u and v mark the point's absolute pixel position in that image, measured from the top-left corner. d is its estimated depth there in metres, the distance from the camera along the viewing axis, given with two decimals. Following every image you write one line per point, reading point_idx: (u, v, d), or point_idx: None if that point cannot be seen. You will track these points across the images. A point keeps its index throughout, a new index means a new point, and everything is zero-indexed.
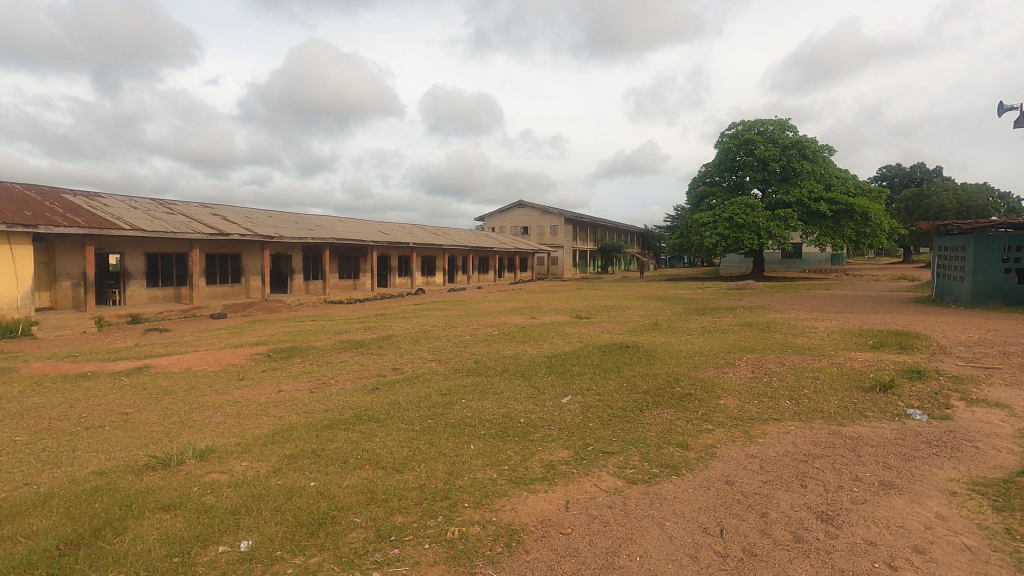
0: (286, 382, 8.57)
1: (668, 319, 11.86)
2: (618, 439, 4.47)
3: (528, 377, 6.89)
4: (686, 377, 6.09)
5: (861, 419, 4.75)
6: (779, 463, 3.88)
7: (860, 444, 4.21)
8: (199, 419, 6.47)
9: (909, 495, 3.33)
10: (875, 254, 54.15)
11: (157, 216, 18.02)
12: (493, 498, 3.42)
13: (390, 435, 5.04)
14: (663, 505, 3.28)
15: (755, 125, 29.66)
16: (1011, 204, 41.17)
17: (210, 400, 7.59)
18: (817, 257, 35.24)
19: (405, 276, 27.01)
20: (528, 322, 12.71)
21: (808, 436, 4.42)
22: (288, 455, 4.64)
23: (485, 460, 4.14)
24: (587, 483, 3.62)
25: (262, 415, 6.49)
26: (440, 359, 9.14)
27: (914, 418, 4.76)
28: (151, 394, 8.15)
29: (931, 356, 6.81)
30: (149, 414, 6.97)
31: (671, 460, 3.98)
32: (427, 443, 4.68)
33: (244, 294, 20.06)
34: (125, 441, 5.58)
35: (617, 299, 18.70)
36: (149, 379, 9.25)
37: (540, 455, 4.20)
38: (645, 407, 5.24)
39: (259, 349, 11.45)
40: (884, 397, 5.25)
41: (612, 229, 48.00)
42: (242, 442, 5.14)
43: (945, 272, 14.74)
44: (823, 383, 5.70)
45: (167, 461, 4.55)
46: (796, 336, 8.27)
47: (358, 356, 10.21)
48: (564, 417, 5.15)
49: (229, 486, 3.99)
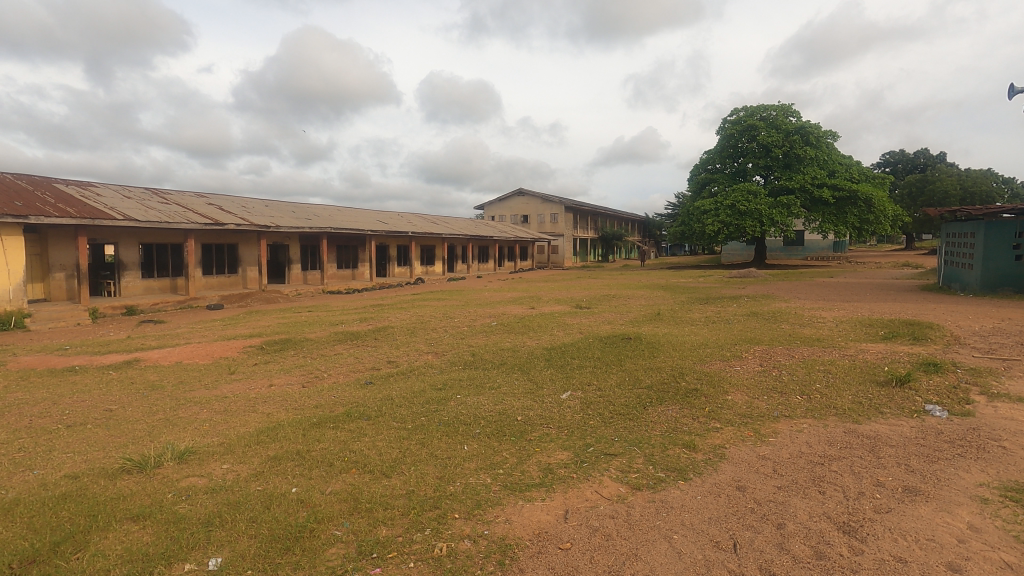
0: (277, 376, 8.32)
1: (670, 308, 11.62)
2: (621, 439, 4.22)
3: (527, 371, 6.64)
4: (691, 371, 5.82)
5: (878, 417, 4.49)
6: (794, 466, 3.63)
7: (878, 443, 3.96)
8: (184, 417, 6.22)
9: (936, 502, 3.07)
10: (879, 241, 53.82)
11: (150, 205, 17.70)
12: (487, 507, 3.16)
13: (381, 435, 4.79)
14: (670, 515, 3.03)
15: (758, 112, 29.13)
16: (1016, 190, 40.77)
17: (198, 395, 7.36)
18: (818, 245, 34.97)
19: (404, 265, 26.79)
20: (527, 312, 12.48)
21: (823, 435, 4.16)
22: (271, 458, 4.39)
23: (478, 463, 3.89)
24: (587, 490, 3.36)
25: (251, 411, 6.25)
26: (436, 352, 8.89)
27: (934, 415, 4.50)
28: (139, 389, 7.91)
29: (947, 348, 6.53)
30: (134, 410, 6.73)
31: (678, 463, 3.72)
32: (418, 444, 4.42)
33: (241, 284, 19.79)
34: (104, 441, 5.34)
35: (618, 288, 18.41)
36: (138, 372, 9.03)
37: (538, 457, 3.95)
38: (649, 404, 4.97)
39: (251, 342, 11.20)
40: (901, 392, 4.99)
41: (612, 217, 47.59)
42: (225, 443, 4.89)
43: (953, 259, 14.42)
44: (835, 377, 5.43)
45: (143, 464, 4.30)
46: (804, 327, 8.01)
47: (353, 349, 9.95)
48: (564, 415, 4.90)
49: (207, 493, 3.75)
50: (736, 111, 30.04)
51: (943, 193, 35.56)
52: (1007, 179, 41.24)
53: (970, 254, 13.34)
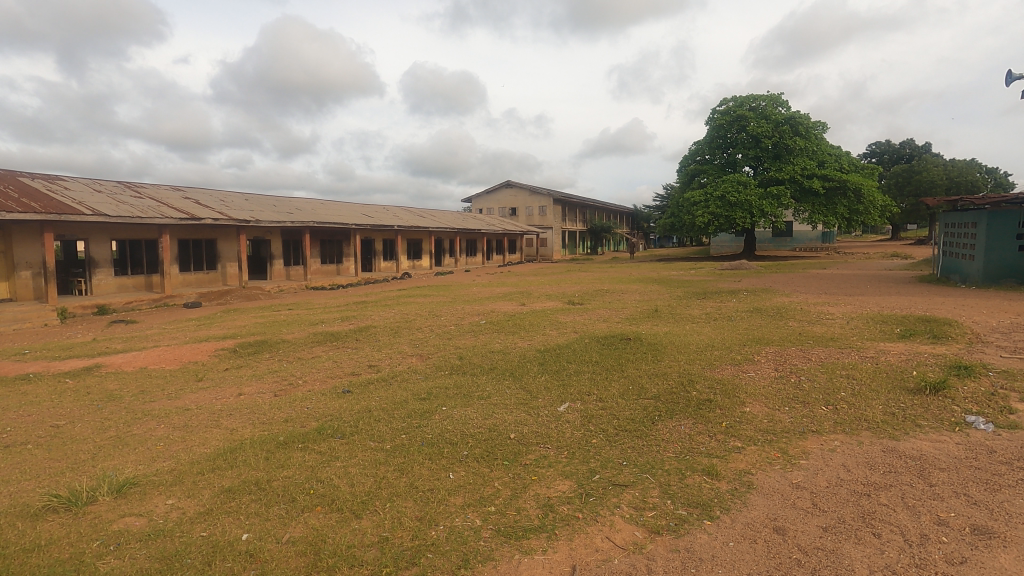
0: (248, 383, 7.66)
1: (667, 304, 11.11)
2: (630, 464, 3.67)
3: (519, 378, 6.06)
4: (701, 377, 5.27)
5: (916, 431, 3.99)
6: (836, 499, 3.09)
7: (925, 466, 3.44)
8: (138, 435, 5.55)
9: (1018, 548, 2.55)
10: (866, 231, 54.01)
11: (121, 199, 16.83)
12: (476, 565, 2.60)
13: (354, 459, 4.19)
14: (699, 572, 2.48)
15: (747, 102, 28.65)
16: (999, 179, 41.00)
17: (157, 408, 6.66)
18: (808, 236, 34.82)
19: (390, 260, 26.07)
20: (518, 309, 11.90)
21: (859, 455, 3.65)
22: (225, 490, 3.78)
23: (467, 498, 3.31)
24: (595, 537, 2.81)
25: (213, 427, 5.63)
26: (421, 354, 8.28)
27: (979, 429, 3.99)
28: (93, 400, 7.19)
29: (971, 347, 6.06)
30: (84, 427, 6.05)
31: (700, 496, 3.16)
32: (397, 472, 3.83)
33: (220, 281, 18.95)
34: (39, 467, 4.67)
35: (611, 282, 17.79)
36: (97, 381, 8.29)
37: (534, 489, 3.39)
38: (658, 418, 4.43)
39: (225, 343, 10.52)
40: (935, 401, 4.48)
41: (601, 209, 47.03)
42: (174, 470, 4.26)
43: (952, 250, 14.06)
44: (861, 385, 4.89)
45: (73, 501, 3.66)
46: (814, 324, 7.51)
47: (332, 351, 9.30)
48: (563, 432, 4.34)
49: (141, 540, 3.14)
50: (725, 101, 29.61)
51: (930, 183, 35.54)
52: (990, 170, 41.44)
53: (971, 244, 12.98)
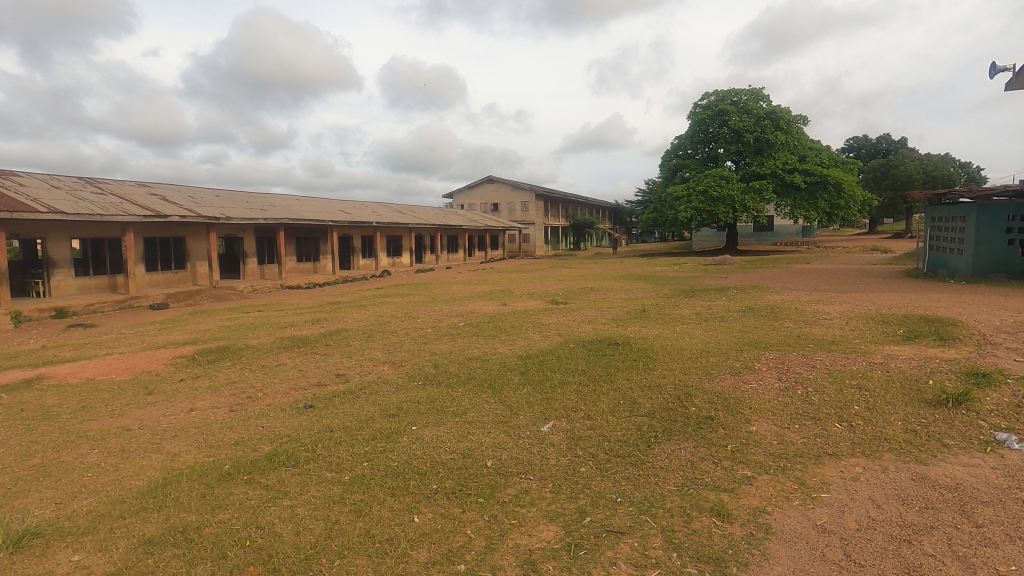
0: (203, 396, 6.99)
1: (654, 303, 10.64)
2: (626, 501, 3.14)
3: (498, 390, 5.49)
4: (700, 390, 4.76)
5: (944, 454, 3.52)
6: (872, 547, 2.60)
7: (966, 500, 2.97)
8: (65, 463, 4.87)
9: None
10: (843, 225, 54.57)
11: (79, 196, 15.84)
12: None
13: (305, 496, 3.59)
14: None
15: (728, 96, 28.31)
16: (973, 174, 41.46)
17: (95, 428, 5.95)
18: (789, 230, 34.84)
19: (368, 257, 25.25)
20: (499, 310, 11.30)
21: (888, 486, 3.16)
22: (146, 541, 3.16)
23: (434, 553, 2.75)
24: None
25: (153, 452, 4.97)
26: (393, 362, 7.68)
27: (1014, 449, 3.54)
28: (25, 420, 6.44)
29: (982, 350, 5.65)
30: (5, 452, 5.32)
31: (711, 546, 2.65)
32: (352, 513, 3.25)
33: (190, 281, 18.03)
34: None
35: (594, 280, 17.28)
36: (36, 395, 7.52)
37: (514, 538, 2.83)
38: (654, 440, 3.91)
39: (183, 350, 9.76)
40: (959, 415, 4.03)
41: (583, 204, 46.66)
42: (93, 513, 3.62)
43: (940, 244, 13.83)
44: (875, 397, 4.43)
45: None
46: (812, 326, 7.06)
47: (299, 358, 8.64)
48: (546, 459, 3.79)
49: None
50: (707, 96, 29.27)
51: (908, 176, 35.74)
52: (964, 165, 41.92)
53: (959, 239, 12.74)
